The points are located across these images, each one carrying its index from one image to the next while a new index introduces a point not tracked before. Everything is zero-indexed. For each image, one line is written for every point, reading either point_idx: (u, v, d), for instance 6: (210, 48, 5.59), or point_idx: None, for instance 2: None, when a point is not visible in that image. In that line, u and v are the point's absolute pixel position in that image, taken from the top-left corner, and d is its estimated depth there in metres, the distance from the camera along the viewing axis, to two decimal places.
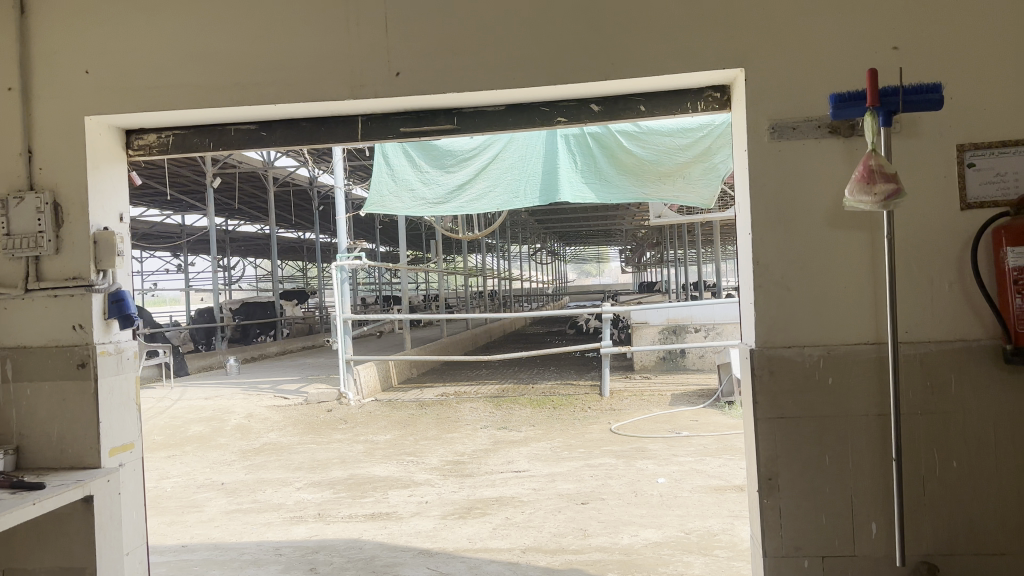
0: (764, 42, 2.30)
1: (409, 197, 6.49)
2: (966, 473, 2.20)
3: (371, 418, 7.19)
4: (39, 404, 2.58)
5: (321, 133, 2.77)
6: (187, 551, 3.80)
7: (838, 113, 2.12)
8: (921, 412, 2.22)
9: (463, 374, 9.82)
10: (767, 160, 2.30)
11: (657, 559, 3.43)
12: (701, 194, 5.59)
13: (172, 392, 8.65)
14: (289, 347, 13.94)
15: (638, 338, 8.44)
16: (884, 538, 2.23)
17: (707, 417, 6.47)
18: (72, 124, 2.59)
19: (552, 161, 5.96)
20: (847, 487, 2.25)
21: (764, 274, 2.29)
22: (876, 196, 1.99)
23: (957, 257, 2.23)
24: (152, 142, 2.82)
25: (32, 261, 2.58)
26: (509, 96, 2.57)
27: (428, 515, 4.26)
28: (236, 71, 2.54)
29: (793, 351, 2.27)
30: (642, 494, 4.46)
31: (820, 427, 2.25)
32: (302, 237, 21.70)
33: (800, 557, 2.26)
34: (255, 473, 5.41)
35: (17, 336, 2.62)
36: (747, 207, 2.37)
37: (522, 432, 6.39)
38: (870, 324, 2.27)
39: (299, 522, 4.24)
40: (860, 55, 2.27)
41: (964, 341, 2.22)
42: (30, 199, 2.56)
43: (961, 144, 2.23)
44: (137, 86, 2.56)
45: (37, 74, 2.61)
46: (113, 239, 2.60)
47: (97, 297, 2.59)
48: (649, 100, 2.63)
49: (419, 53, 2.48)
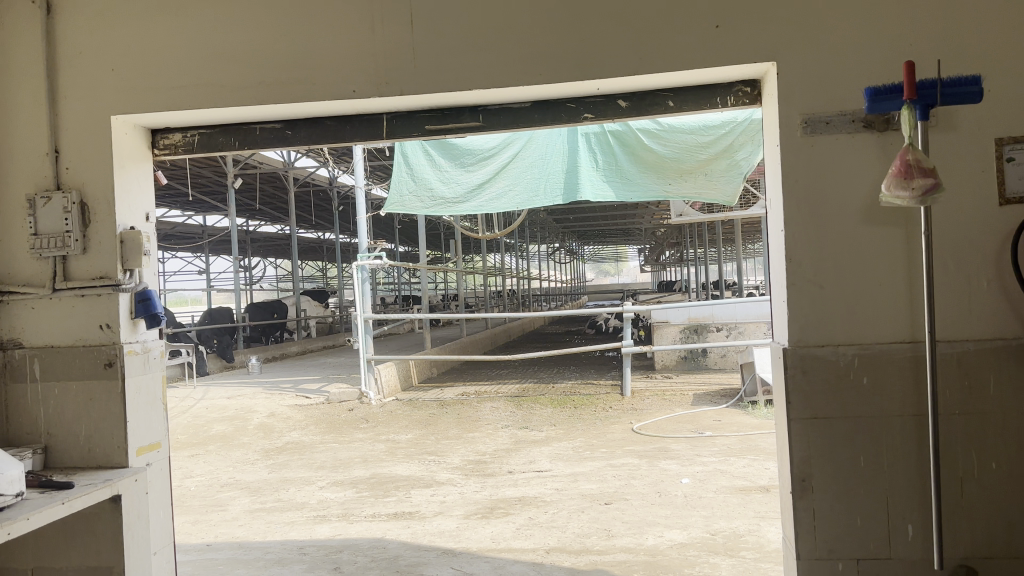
0: (799, 34, 2.24)
1: (429, 197, 6.48)
2: (1006, 475, 2.13)
3: (392, 418, 7.20)
4: (67, 403, 2.60)
5: (346, 131, 2.76)
6: (212, 550, 3.82)
7: (872, 107, 2.05)
8: (957, 412, 2.14)
9: (482, 374, 9.81)
10: (800, 155, 2.24)
11: (683, 560, 3.38)
12: (723, 191, 5.48)
13: (196, 391, 8.76)
14: (309, 346, 14.08)
15: (659, 337, 8.35)
16: (920, 540, 2.17)
17: (731, 417, 6.38)
18: (99, 124, 2.61)
19: (573, 160, 5.95)
20: (882, 489, 2.18)
21: (797, 271, 2.23)
22: (913, 192, 1.92)
23: (995, 253, 2.15)
24: (178, 141, 2.83)
25: (59, 261, 2.61)
26: (534, 92, 2.53)
27: (450, 515, 4.24)
28: (261, 70, 2.53)
29: (826, 350, 2.21)
30: (666, 494, 4.41)
31: (854, 427, 2.19)
32: (322, 237, 21.88)
33: (833, 560, 2.20)
34: (278, 472, 5.44)
35: (44, 335, 2.64)
36: (778, 203, 2.31)
37: (544, 432, 6.36)
38: (905, 322, 2.20)
39: (322, 521, 4.25)
40: (899, 48, 2.20)
41: (1003, 340, 2.14)
42: (58, 199, 2.58)
43: (1000, 137, 2.15)
44: (162, 84, 2.57)
45: (63, 76, 2.63)
46: (139, 238, 2.61)
47: (123, 296, 2.60)
48: (677, 96, 2.59)
49: (444, 50, 2.45)
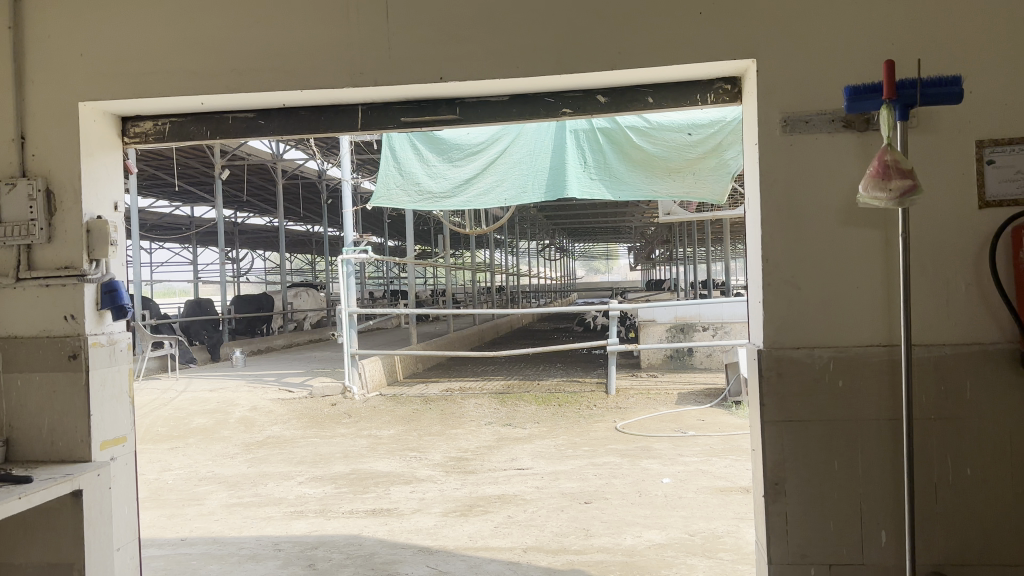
0: (779, 29, 2.21)
1: (416, 191, 6.40)
2: (981, 482, 2.11)
3: (375, 413, 7.15)
4: (30, 395, 2.54)
5: (321, 122, 2.71)
6: (185, 545, 3.77)
7: (852, 106, 2.02)
8: (932, 418, 2.13)
9: (468, 370, 9.77)
10: (780, 154, 2.21)
11: (661, 561, 3.36)
12: (712, 189, 5.54)
13: (177, 383, 8.65)
14: (294, 340, 14.09)
15: (645, 336, 8.34)
16: (893, 546, 2.15)
17: (714, 417, 6.36)
18: (66, 109, 2.54)
19: (560, 157, 5.86)
20: (855, 493, 2.17)
21: (773, 272, 2.20)
22: (890, 193, 1.89)
23: (975, 256, 2.13)
24: (148, 130, 2.77)
25: (23, 249, 2.54)
26: (513, 85, 2.49)
27: (429, 512, 4.20)
28: (234, 58, 2.48)
29: (802, 352, 2.18)
30: (647, 493, 4.39)
31: (829, 431, 2.17)
32: (311, 230, 21.73)
33: (805, 565, 2.18)
34: (258, 467, 5.39)
35: (7, 327, 2.57)
36: (755, 203, 2.28)
37: (527, 429, 6.33)
38: (882, 325, 2.18)
39: (299, 517, 4.20)
40: (879, 47, 2.18)
41: (980, 344, 2.13)
42: (22, 186, 2.51)
43: (980, 140, 2.13)
44: (133, 70, 2.51)
45: (31, 59, 2.56)
46: (106, 228, 2.54)
47: (88, 287, 2.54)
48: (657, 92, 2.56)
49: (421, 40, 2.40)
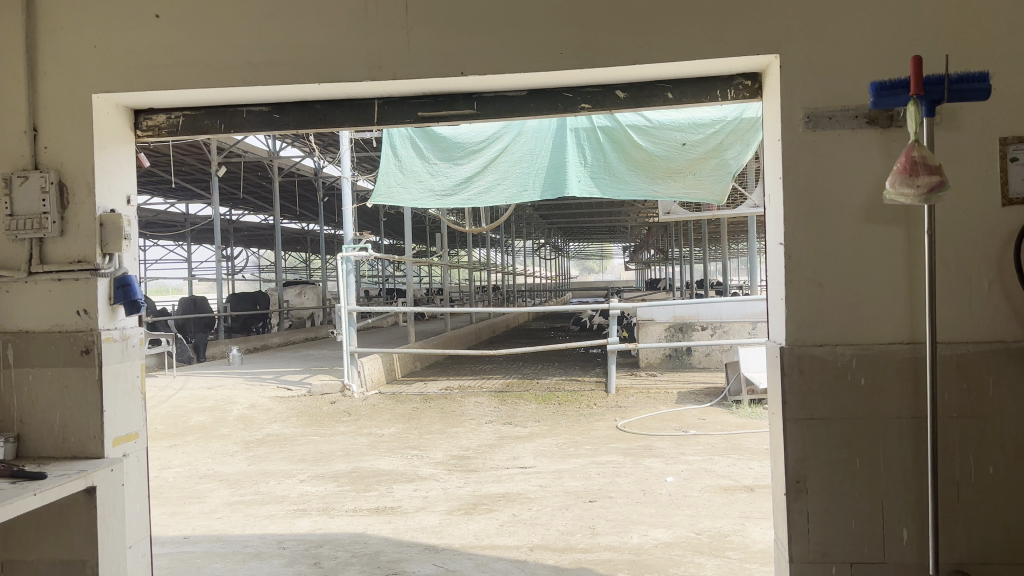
0: (803, 26, 2.20)
1: (418, 188, 6.34)
2: (1005, 480, 2.11)
3: (374, 411, 7.12)
4: (41, 391, 2.51)
5: (336, 115, 2.68)
6: (189, 543, 3.73)
7: (878, 102, 2.00)
8: (955, 415, 2.13)
9: (466, 369, 9.74)
10: (802, 152, 2.20)
11: (669, 560, 3.35)
12: (712, 190, 5.53)
13: (175, 381, 8.59)
14: (292, 338, 14.02)
15: (644, 335, 8.34)
16: (915, 544, 2.15)
17: (714, 416, 6.37)
18: (79, 102, 2.51)
19: (560, 155, 5.86)
20: (878, 492, 2.16)
21: (795, 269, 2.20)
22: (918, 189, 1.88)
23: (997, 252, 2.13)
24: (162, 123, 2.74)
25: (35, 243, 2.51)
26: (532, 80, 2.47)
27: (433, 511, 4.18)
28: (250, 49, 2.45)
29: (824, 350, 2.18)
30: (651, 492, 4.38)
31: (850, 429, 2.16)
32: (306, 228, 21.68)
33: (825, 563, 2.18)
34: (258, 464, 5.35)
35: (18, 321, 2.54)
36: (777, 200, 2.27)
37: (527, 428, 6.32)
38: (904, 322, 2.18)
39: (302, 515, 4.17)
40: (902, 45, 2.17)
41: (1001, 342, 2.13)
42: (35, 179, 2.48)
43: (1003, 136, 2.13)
44: (145, 62, 2.48)
45: (43, 50, 2.52)
46: (120, 222, 2.52)
47: (101, 282, 2.50)
48: (676, 87, 2.55)
49: (439, 34, 2.39)
